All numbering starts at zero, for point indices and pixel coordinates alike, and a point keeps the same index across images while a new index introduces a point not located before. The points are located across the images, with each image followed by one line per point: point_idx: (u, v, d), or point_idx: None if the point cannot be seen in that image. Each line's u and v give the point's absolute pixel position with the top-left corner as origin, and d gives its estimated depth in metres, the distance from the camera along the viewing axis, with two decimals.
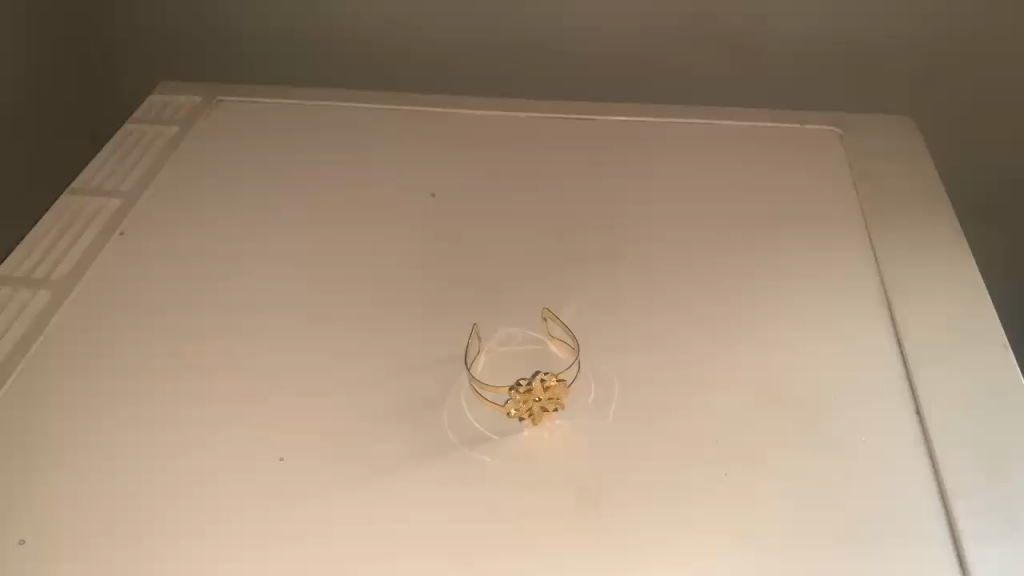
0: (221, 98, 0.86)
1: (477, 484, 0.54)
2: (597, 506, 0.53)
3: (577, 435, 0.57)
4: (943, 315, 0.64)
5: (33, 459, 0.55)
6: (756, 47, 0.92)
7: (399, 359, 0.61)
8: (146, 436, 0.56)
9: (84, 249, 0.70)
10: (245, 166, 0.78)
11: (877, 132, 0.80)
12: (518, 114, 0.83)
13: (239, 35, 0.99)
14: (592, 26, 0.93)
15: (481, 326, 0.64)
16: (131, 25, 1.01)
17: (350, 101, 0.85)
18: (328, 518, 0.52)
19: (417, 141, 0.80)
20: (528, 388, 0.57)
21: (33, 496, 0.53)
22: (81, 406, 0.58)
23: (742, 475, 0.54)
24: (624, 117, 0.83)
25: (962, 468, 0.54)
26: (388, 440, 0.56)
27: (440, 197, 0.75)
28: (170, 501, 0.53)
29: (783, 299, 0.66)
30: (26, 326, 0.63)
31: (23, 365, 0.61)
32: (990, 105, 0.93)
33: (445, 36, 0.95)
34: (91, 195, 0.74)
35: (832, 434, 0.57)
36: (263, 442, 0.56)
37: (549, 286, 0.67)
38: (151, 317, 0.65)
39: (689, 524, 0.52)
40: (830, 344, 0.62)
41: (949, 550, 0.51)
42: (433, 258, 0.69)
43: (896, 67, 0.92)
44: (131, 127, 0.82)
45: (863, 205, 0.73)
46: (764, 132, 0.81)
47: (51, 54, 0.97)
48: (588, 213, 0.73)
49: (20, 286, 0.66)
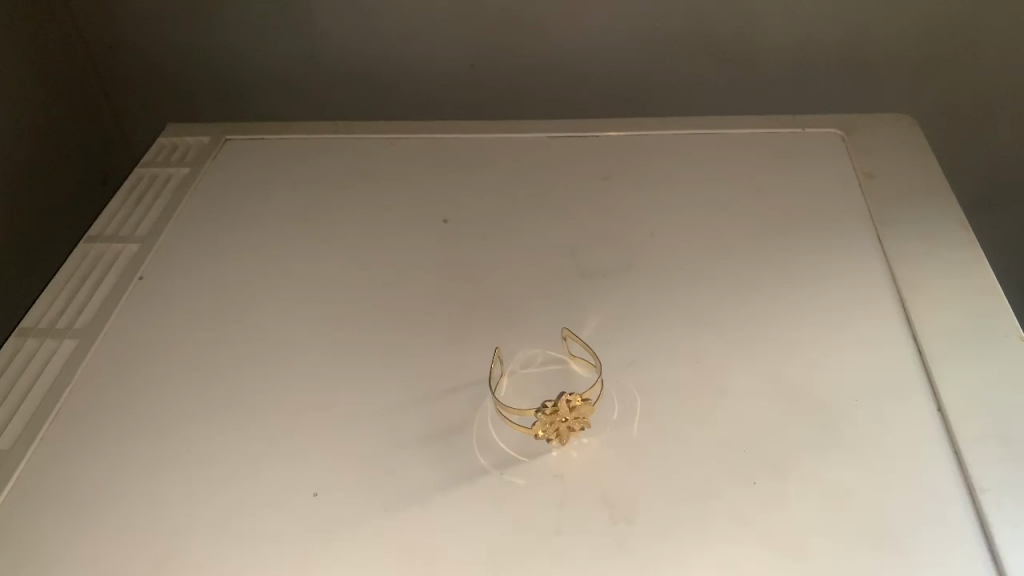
0: (229, 137, 0.87)
1: (511, 505, 0.55)
2: (630, 521, 0.53)
3: (607, 451, 0.57)
4: (958, 308, 0.64)
5: (76, 506, 0.56)
6: (753, 54, 0.93)
7: (423, 386, 0.62)
8: (183, 477, 0.57)
9: (105, 294, 0.71)
10: (259, 203, 0.79)
11: (877, 132, 0.81)
12: (524, 135, 0.84)
13: (243, 72, 1.00)
14: (588, 43, 0.94)
15: (503, 350, 0.64)
16: (132, 70, 1.02)
17: (356, 132, 0.86)
18: (367, 548, 0.53)
19: (427, 168, 0.81)
20: (553, 410, 0.57)
21: (74, 541, 0.54)
22: (116, 451, 0.59)
23: (769, 483, 0.55)
24: (627, 130, 0.83)
25: (988, 462, 0.55)
26: (420, 468, 0.57)
27: (453, 222, 0.76)
28: (212, 540, 0.54)
29: (799, 303, 0.66)
30: (54, 376, 0.65)
31: (56, 413, 0.62)
32: (990, 96, 0.94)
33: (442, 62, 0.96)
34: (108, 241, 0.76)
35: (856, 436, 0.57)
36: (296, 476, 0.57)
37: (566, 304, 0.68)
38: (176, 359, 0.66)
39: (718, 534, 0.52)
40: (849, 347, 0.63)
41: (981, 543, 0.51)
42: (449, 283, 0.70)
43: (891, 67, 0.93)
44: (142, 171, 0.83)
45: (870, 204, 0.74)
46: (767, 138, 0.82)
47: (58, 102, 0.99)
48: (600, 229, 0.74)
49: (46, 336, 0.67)
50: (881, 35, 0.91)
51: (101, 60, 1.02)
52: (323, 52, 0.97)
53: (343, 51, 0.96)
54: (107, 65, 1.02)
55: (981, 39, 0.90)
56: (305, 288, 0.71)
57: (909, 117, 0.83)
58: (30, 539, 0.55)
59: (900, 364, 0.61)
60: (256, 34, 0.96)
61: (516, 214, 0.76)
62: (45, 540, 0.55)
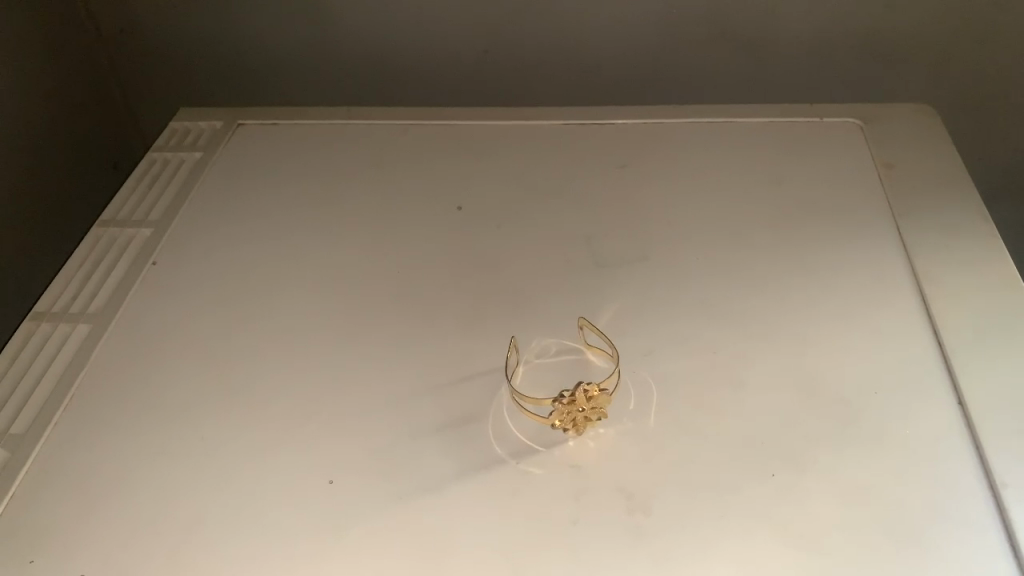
0: (241, 121, 0.87)
1: (527, 494, 0.54)
2: (647, 513, 0.53)
3: (624, 441, 0.57)
4: (979, 301, 0.64)
5: (92, 492, 0.56)
6: (771, 42, 0.92)
7: (438, 374, 0.62)
8: (198, 464, 0.57)
9: (118, 280, 0.71)
10: (272, 189, 0.79)
11: (897, 121, 0.80)
12: (539, 122, 0.83)
13: (255, 57, 1.00)
14: (603, 30, 0.93)
15: (519, 339, 0.64)
16: (144, 53, 1.02)
17: (370, 118, 0.85)
18: (382, 538, 0.53)
19: (441, 155, 0.81)
20: (571, 400, 0.57)
21: (89, 527, 0.54)
22: (129, 437, 0.59)
23: (788, 476, 0.54)
24: (642, 118, 0.83)
25: (1009, 457, 0.54)
26: (435, 456, 0.57)
27: (467, 210, 0.75)
28: (227, 528, 0.54)
29: (817, 294, 0.66)
30: (68, 362, 0.64)
31: (70, 399, 0.62)
32: (1010, 86, 0.93)
33: (456, 47, 0.96)
34: (121, 226, 0.75)
35: (875, 429, 0.57)
36: (311, 464, 0.57)
37: (581, 293, 0.67)
38: (191, 345, 0.65)
39: (735, 526, 0.52)
40: (869, 339, 0.62)
41: (1002, 539, 0.51)
42: (464, 271, 0.70)
43: (910, 56, 0.92)
44: (155, 155, 0.83)
45: (888, 195, 0.73)
46: (785, 127, 0.81)
47: (70, 86, 0.99)
48: (616, 218, 0.73)
49: (59, 321, 0.67)
50: (902, 23, 0.90)
51: (113, 44, 1.01)
52: (336, 36, 0.96)
53: (356, 35, 0.96)
54: (119, 48, 1.01)
55: (1003, 28, 0.89)
56: (319, 275, 0.70)
57: (929, 107, 0.82)
58: (46, 525, 0.55)
59: (921, 361, 0.61)
60: (269, 18, 0.95)
61: (531, 201, 0.76)
62: (61, 526, 0.55)
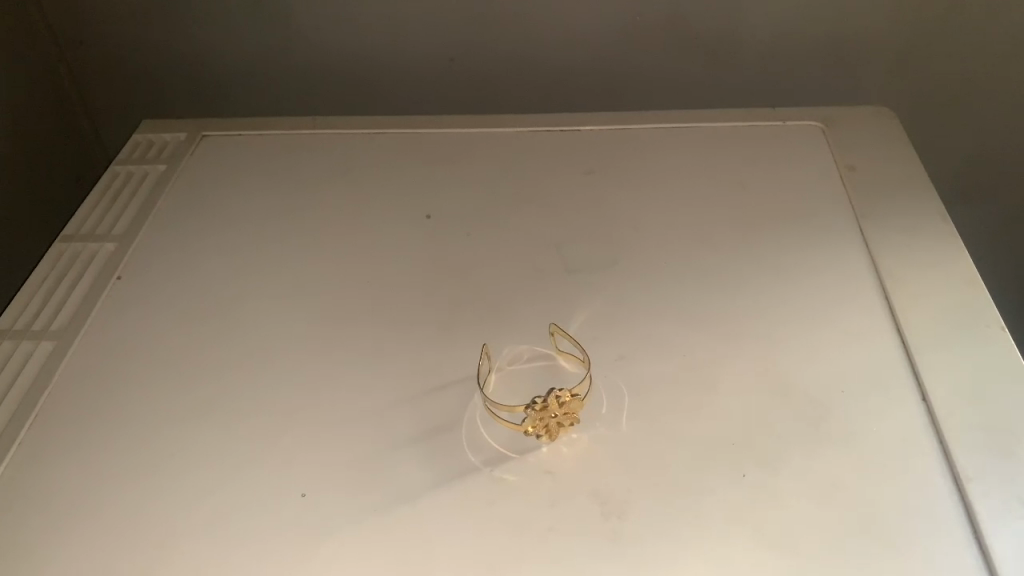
0: (205, 133, 0.86)
1: (503, 501, 0.55)
2: (623, 517, 0.53)
3: (598, 445, 0.57)
4: (941, 300, 0.65)
5: (59, 514, 0.55)
6: (734, 47, 0.93)
7: (410, 383, 0.62)
8: (170, 480, 0.57)
9: (82, 295, 0.70)
10: (238, 200, 0.78)
11: (858, 125, 0.82)
12: (507, 129, 0.84)
13: (219, 67, 0.99)
14: (568, 37, 0.93)
15: (491, 346, 0.64)
16: (104, 65, 1.00)
17: (337, 127, 0.85)
18: (358, 550, 0.52)
19: (410, 164, 0.81)
20: (543, 406, 0.57)
21: (55, 547, 0.53)
22: (98, 456, 0.58)
23: (759, 475, 0.55)
24: (609, 124, 0.83)
25: (974, 453, 0.56)
26: (410, 465, 0.57)
27: (436, 218, 0.75)
28: (200, 545, 0.53)
29: (784, 296, 0.67)
30: (31, 380, 0.63)
31: (34, 419, 0.61)
32: (966, 89, 0.95)
33: (421, 55, 0.96)
34: (84, 240, 0.74)
35: (843, 427, 0.58)
36: (283, 475, 0.57)
37: (551, 299, 0.67)
38: (158, 360, 0.65)
39: (710, 527, 0.53)
40: (836, 339, 0.63)
41: (968, 533, 0.52)
42: (434, 280, 0.70)
43: (868, 60, 0.94)
44: (117, 169, 0.82)
45: (852, 197, 0.74)
46: (749, 131, 0.82)
47: (27, 98, 0.97)
48: (584, 224, 0.74)
49: (22, 338, 0.66)
50: (860, 29, 0.92)
51: (72, 56, 0.99)
52: (300, 45, 0.96)
53: (321, 45, 0.95)
54: (78, 60, 1.00)
55: (959, 32, 0.91)
56: (288, 287, 0.70)
57: (889, 110, 0.84)
58: (13, 549, 0.53)
59: (888, 360, 0.62)
60: (232, 29, 0.95)
61: (500, 209, 0.76)
62: (29, 547, 0.54)
